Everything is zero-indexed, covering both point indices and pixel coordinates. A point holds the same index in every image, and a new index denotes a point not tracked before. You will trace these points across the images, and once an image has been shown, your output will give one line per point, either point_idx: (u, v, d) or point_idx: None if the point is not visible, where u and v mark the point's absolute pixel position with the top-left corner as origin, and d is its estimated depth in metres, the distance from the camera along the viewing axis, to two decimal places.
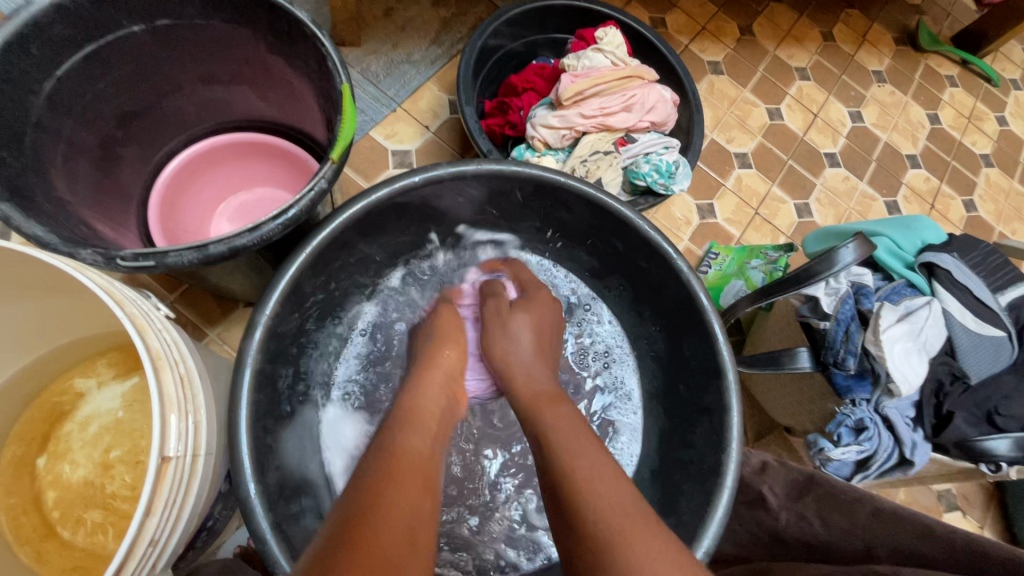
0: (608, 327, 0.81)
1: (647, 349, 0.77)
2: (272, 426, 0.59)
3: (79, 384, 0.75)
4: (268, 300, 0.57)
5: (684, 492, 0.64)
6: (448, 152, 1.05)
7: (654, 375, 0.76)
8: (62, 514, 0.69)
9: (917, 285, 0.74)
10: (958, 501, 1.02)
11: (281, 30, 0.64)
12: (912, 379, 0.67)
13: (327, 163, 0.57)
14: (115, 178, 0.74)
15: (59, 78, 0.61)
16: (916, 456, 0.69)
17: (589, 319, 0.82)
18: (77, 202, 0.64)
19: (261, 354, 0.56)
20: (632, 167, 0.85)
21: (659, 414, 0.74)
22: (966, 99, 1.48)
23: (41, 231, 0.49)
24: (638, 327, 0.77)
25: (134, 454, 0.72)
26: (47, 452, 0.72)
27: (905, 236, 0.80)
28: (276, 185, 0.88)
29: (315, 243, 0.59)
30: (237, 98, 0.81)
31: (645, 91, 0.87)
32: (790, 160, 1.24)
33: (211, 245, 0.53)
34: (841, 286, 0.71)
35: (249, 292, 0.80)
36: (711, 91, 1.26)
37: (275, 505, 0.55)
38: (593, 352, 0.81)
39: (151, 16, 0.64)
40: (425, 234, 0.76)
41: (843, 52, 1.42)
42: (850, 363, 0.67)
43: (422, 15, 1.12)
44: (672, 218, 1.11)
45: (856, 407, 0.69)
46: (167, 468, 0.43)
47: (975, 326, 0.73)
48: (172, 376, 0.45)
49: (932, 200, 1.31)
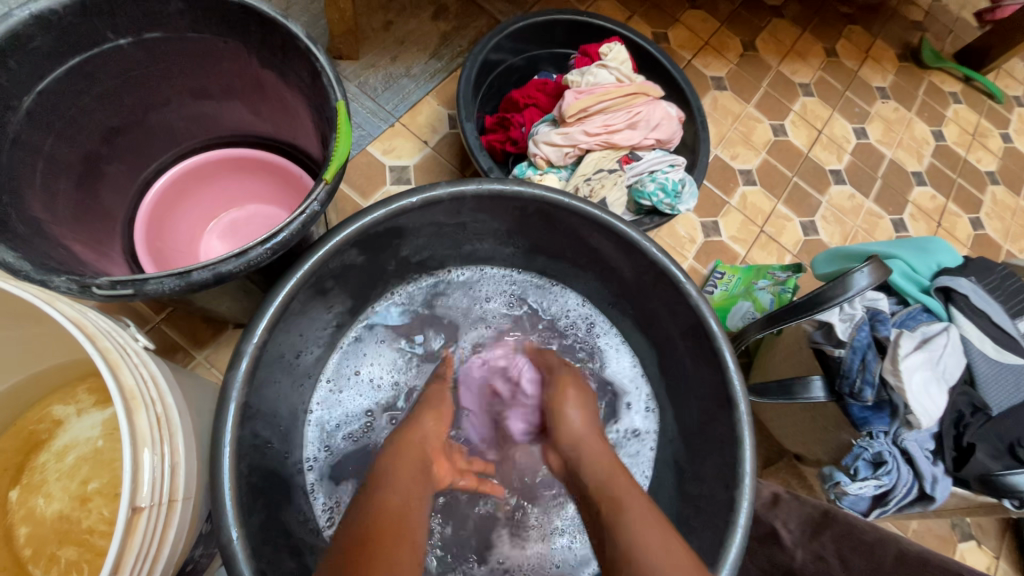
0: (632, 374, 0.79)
1: (666, 405, 0.74)
2: (259, 457, 0.56)
3: (57, 412, 0.71)
4: (256, 328, 0.53)
5: (695, 530, 0.63)
6: (448, 167, 1.03)
7: (671, 459, 0.72)
8: (34, 551, 0.65)
9: (934, 310, 0.72)
10: (972, 531, 1.00)
11: (274, 43, 0.61)
12: (933, 411, 0.64)
13: (321, 183, 0.55)
14: (102, 196, 0.71)
15: (39, 93, 0.58)
16: (937, 491, 0.65)
17: (615, 370, 0.79)
18: (56, 222, 0.61)
19: (247, 386, 0.53)
20: (637, 185, 0.82)
21: (666, 464, 0.72)
22: (970, 116, 1.47)
23: (12, 257, 0.46)
24: (658, 374, 0.75)
25: (113, 486, 0.68)
26: (20, 485, 0.68)
27: (920, 258, 0.76)
28: (269, 202, 0.85)
29: (308, 269, 0.56)
30: (229, 113, 0.78)
31: (650, 107, 0.85)
32: (795, 177, 1.22)
33: (194, 272, 0.50)
34: (856, 312, 0.68)
35: (238, 315, 0.77)
36: (714, 107, 1.24)
37: (261, 549, 0.51)
38: (617, 406, 0.78)
39: (139, 29, 0.61)
40: (445, 250, 0.74)
41: (846, 68, 1.41)
42: (867, 394, 0.64)
43: (422, 28, 1.10)
44: (677, 236, 1.09)
45: (874, 440, 0.65)
46: (138, 519, 0.39)
47: (994, 354, 0.70)
48: (147, 416, 0.42)
49: (938, 219, 1.29)
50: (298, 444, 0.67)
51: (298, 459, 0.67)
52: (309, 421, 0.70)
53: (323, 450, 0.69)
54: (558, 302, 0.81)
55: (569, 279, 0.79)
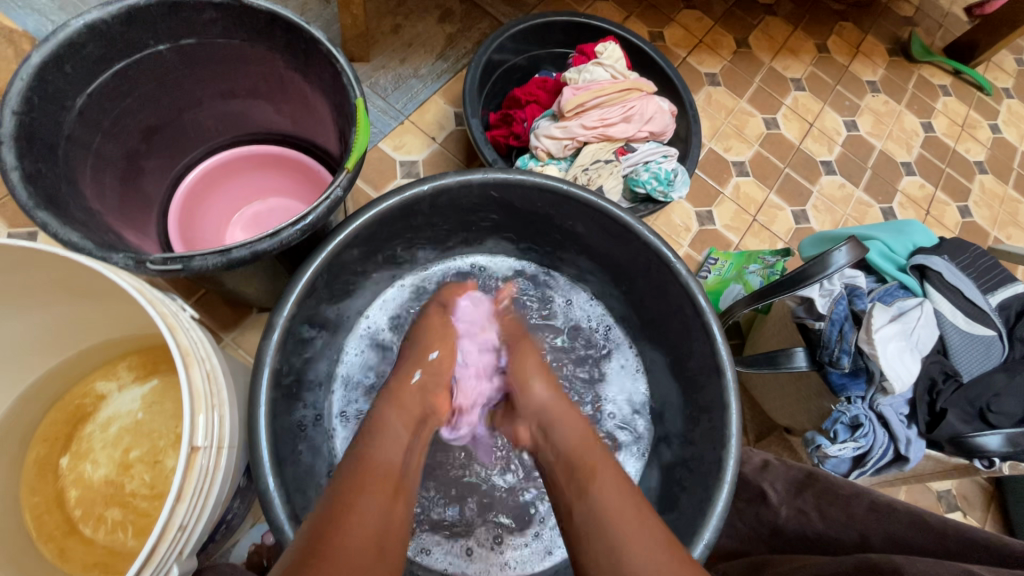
0: (627, 352, 0.85)
1: (660, 378, 0.80)
2: (288, 418, 0.62)
3: (101, 387, 0.78)
4: (287, 301, 0.59)
5: (686, 489, 0.69)
6: (454, 162, 1.09)
7: (664, 424, 0.78)
8: (84, 511, 0.72)
9: (909, 286, 0.77)
10: (958, 502, 1.05)
11: (298, 46, 0.68)
12: (905, 377, 0.69)
13: (343, 172, 0.61)
14: (140, 189, 0.78)
15: (89, 95, 0.64)
16: (911, 452, 0.70)
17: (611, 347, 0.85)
18: (105, 211, 0.68)
19: (279, 353, 0.59)
20: (632, 175, 0.88)
21: (660, 431, 0.78)
22: (959, 108, 1.51)
23: (77, 238, 0.53)
24: (651, 348, 0.80)
25: (153, 454, 0.74)
26: (69, 452, 0.74)
27: (897, 239, 0.82)
28: (289, 195, 0.92)
29: (331, 250, 0.63)
30: (253, 112, 0.85)
31: (643, 102, 0.91)
32: (786, 168, 1.28)
33: (234, 250, 0.56)
34: (835, 288, 0.73)
35: (263, 298, 0.83)
36: (708, 102, 1.29)
37: (293, 498, 0.57)
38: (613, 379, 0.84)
39: (176, 36, 0.68)
40: (457, 233, 0.80)
41: (837, 63, 1.46)
42: (844, 361, 0.69)
43: (428, 31, 1.17)
44: (672, 224, 1.14)
45: (851, 404, 0.71)
46: (195, 457, 0.46)
47: (966, 326, 0.75)
48: (200, 372, 0.48)
49: (927, 207, 1.34)
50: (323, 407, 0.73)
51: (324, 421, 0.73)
52: (334, 387, 0.75)
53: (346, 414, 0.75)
54: (559, 285, 0.87)
55: (570, 264, 0.84)
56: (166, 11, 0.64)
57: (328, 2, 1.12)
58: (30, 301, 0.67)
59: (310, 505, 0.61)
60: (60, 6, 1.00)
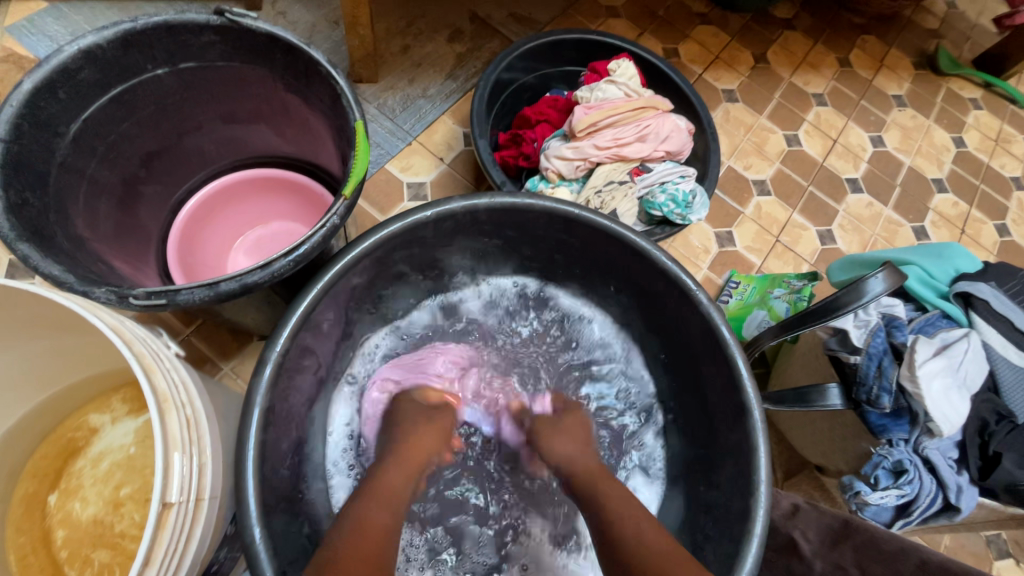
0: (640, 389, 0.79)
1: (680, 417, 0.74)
2: (280, 461, 0.58)
3: (94, 419, 0.74)
4: (279, 336, 0.56)
5: (711, 539, 0.63)
6: (463, 183, 1.06)
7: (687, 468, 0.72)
8: (70, 553, 0.68)
9: (953, 316, 0.71)
10: (1010, 548, 0.96)
11: (298, 69, 0.65)
12: (954, 419, 0.63)
13: (340, 199, 0.58)
14: (138, 215, 0.76)
15: (84, 121, 0.62)
16: (962, 502, 0.63)
17: (623, 385, 0.80)
18: (97, 239, 0.65)
19: (270, 392, 0.55)
20: (648, 197, 0.84)
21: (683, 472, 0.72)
22: (992, 122, 1.45)
23: (58, 271, 0.50)
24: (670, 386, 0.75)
25: (144, 492, 0.70)
26: (58, 489, 0.71)
27: (937, 264, 0.75)
28: (293, 220, 0.89)
29: (327, 280, 0.59)
30: (257, 135, 0.83)
31: (659, 120, 0.87)
32: (810, 187, 1.22)
33: (223, 283, 0.53)
34: (870, 318, 0.68)
35: (262, 326, 0.80)
36: (726, 119, 1.25)
37: (281, 551, 0.53)
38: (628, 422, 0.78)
39: (175, 60, 0.66)
40: (461, 259, 0.76)
41: (861, 77, 1.41)
42: (884, 401, 0.63)
43: (438, 51, 1.15)
44: (690, 246, 1.09)
45: (893, 448, 0.64)
46: (168, 514, 0.42)
47: (1019, 360, 0.69)
48: (178, 417, 0.45)
49: (962, 225, 1.27)
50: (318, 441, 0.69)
51: (320, 459, 0.69)
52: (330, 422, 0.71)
53: (343, 455, 0.70)
54: (571, 318, 0.82)
55: (578, 287, 0.80)
56: (161, 34, 0.62)
57: (336, 24, 1.11)
58: (17, 334, 0.64)
59: (299, 559, 0.56)
60: (71, 32, 1.00)
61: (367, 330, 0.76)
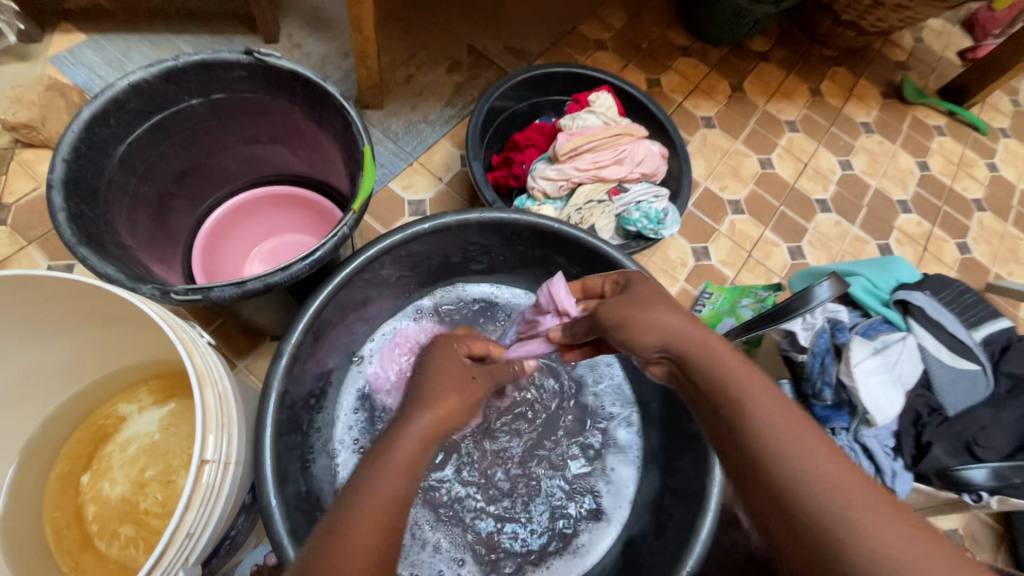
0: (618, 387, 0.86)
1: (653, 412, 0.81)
2: (292, 441, 0.67)
3: (122, 408, 0.82)
4: (294, 331, 0.64)
5: (673, 517, 0.70)
6: (460, 200, 1.15)
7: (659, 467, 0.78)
8: (100, 527, 0.76)
9: (893, 321, 0.80)
10: (964, 543, 1.03)
11: (315, 100, 0.75)
12: (888, 410, 0.71)
13: (349, 213, 0.67)
14: (168, 225, 0.85)
15: (129, 144, 0.72)
16: (897, 485, 0.71)
17: (602, 382, 0.87)
18: (135, 246, 0.74)
19: (286, 379, 0.64)
20: (624, 214, 0.93)
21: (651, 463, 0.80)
22: (955, 147, 1.55)
23: (111, 270, 0.59)
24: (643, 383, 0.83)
25: (167, 474, 0.79)
26: (90, 470, 0.79)
27: (880, 275, 0.85)
28: (304, 232, 0.98)
29: (336, 283, 0.68)
30: (275, 156, 0.93)
31: (634, 146, 0.96)
32: (781, 206, 1.32)
33: (249, 282, 0.62)
34: (816, 321, 0.76)
35: (275, 327, 0.88)
36: (704, 144, 1.35)
37: (292, 517, 0.61)
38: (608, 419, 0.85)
39: (207, 91, 0.76)
40: (456, 267, 0.85)
41: (831, 106, 1.52)
42: (826, 394, 0.73)
43: (439, 80, 1.26)
44: (668, 260, 1.18)
45: (835, 436, 0.73)
46: (204, 470, 0.50)
47: (950, 360, 0.77)
48: (212, 391, 0.54)
49: (924, 243, 1.36)
50: (326, 426, 0.78)
51: (325, 437, 0.78)
52: (336, 409, 0.80)
53: (348, 439, 0.79)
54: None
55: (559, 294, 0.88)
56: (198, 70, 0.72)
57: (346, 56, 1.22)
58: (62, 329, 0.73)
59: (307, 526, 0.63)
60: (108, 63, 1.11)
61: (369, 329, 0.84)
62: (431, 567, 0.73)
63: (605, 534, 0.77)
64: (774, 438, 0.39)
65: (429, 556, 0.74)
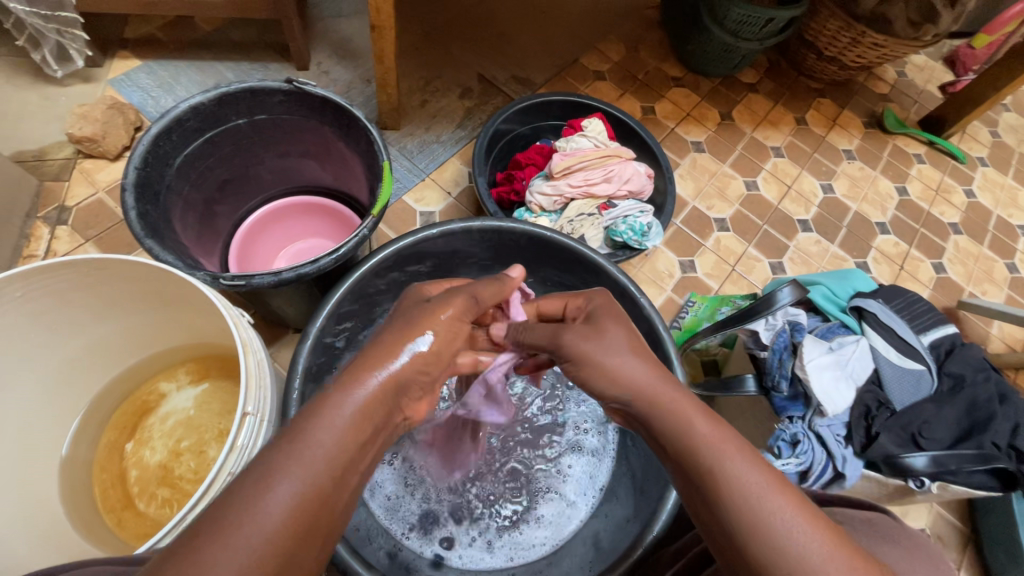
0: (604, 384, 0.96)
1: None
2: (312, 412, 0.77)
3: (164, 386, 0.94)
4: (318, 316, 0.75)
5: (644, 492, 0.79)
6: (466, 212, 1.27)
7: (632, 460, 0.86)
8: (140, 488, 0.86)
9: (850, 325, 0.89)
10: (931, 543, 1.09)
11: (343, 121, 0.88)
12: (837, 401, 0.80)
13: (369, 217, 0.79)
14: (209, 227, 0.97)
15: (185, 156, 0.85)
16: (847, 469, 0.79)
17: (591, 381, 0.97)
18: (186, 243, 0.86)
19: (310, 357, 0.74)
20: (612, 227, 1.04)
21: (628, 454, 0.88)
22: (934, 174, 1.65)
23: (171, 258, 0.71)
24: None
25: (200, 444, 0.89)
26: (134, 439, 0.90)
27: (839, 285, 0.95)
28: (326, 237, 1.10)
29: (355, 277, 0.79)
30: (304, 169, 1.05)
31: (622, 166, 1.08)
32: (765, 225, 1.42)
33: (284, 272, 0.73)
34: (777, 322, 0.86)
35: (298, 319, 1.00)
36: (693, 166, 1.47)
37: None
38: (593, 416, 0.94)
39: (252, 113, 0.89)
40: (461, 270, 0.96)
41: (815, 133, 1.63)
42: (783, 385, 0.81)
43: (451, 105, 1.39)
44: (656, 271, 1.29)
45: (791, 423, 0.81)
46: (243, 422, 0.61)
47: (898, 360, 0.85)
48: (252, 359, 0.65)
49: (901, 263, 1.45)
50: None
51: None
52: None
53: None
54: None
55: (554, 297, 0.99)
56: (246, 95, 0.85)
57: (368, 82, 1.36)
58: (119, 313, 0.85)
59: None
60: (159, 85, 1.26)
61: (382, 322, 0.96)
62: (413, 528, 0.82)
63: (579, 517, 0.85)
64: (750, 498, 0.42)
65: (407, 520, 0.82)
